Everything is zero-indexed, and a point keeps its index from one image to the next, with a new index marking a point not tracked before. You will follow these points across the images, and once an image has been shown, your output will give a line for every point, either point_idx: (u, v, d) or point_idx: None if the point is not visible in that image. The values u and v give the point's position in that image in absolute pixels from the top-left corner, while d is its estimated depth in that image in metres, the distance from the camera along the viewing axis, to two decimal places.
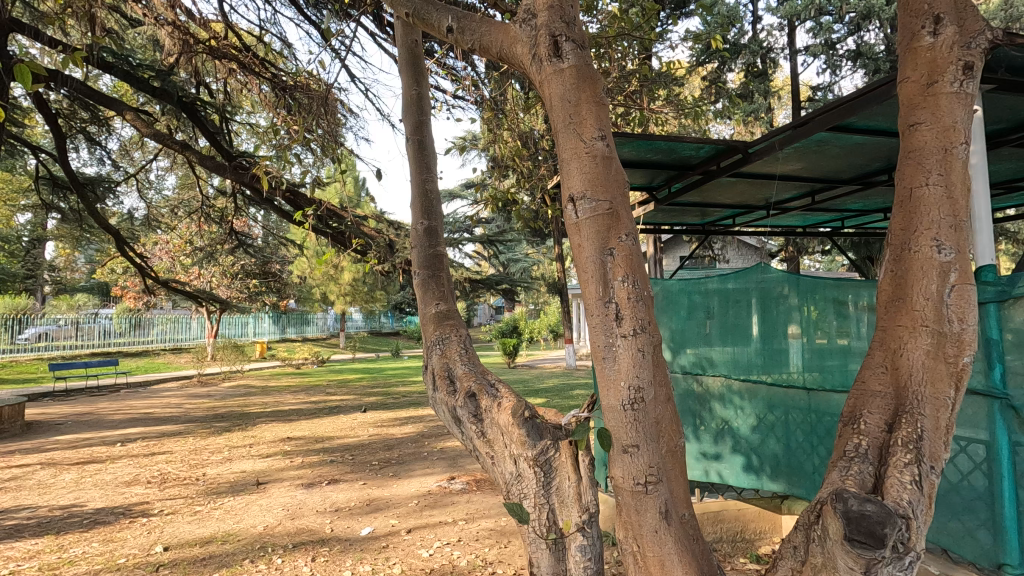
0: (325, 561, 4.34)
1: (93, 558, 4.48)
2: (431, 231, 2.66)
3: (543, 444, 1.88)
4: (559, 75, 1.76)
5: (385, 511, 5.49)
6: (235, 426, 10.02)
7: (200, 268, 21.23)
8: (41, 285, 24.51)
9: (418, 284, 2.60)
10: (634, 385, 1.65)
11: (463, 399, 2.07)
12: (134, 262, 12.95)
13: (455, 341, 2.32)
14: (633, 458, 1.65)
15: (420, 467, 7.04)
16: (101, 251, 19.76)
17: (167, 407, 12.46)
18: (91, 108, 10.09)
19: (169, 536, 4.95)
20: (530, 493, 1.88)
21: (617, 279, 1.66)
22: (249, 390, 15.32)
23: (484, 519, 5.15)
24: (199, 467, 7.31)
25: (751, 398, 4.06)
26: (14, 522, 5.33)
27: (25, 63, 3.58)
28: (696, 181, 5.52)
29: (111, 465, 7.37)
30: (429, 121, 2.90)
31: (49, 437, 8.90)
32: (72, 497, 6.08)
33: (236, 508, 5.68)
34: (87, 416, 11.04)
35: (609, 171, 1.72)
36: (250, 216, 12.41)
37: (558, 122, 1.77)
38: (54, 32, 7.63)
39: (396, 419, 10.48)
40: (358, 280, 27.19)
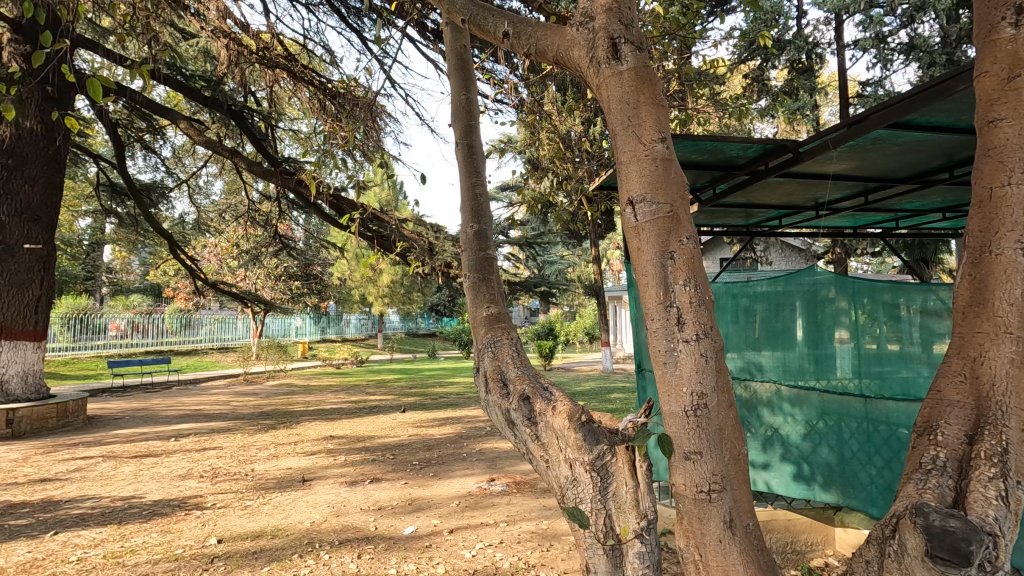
0: (371, 558, 4.42)
1: (153, 548, 4.69)
2: (482, 234, 2.69)
3: (599, 449, 1.87)
4: (618, 78, 1.75)
5: (427, 511, 5.55)
6: (280, 424, 10.33)
7: (246, 269, 21.98)
8: (100, 286, 25.84)
9: (468, 287, 2.63)
10: (697, 390, 1.62)
11: (517, 401, 2.06)
12: (186, 265, 13.53)
13: (507, 344, 2.33)
14: (696, 465, 1.62)
15: (460, 468, 7.10)
16: (155, 254, 20.70)
17: (216, 404, 12.91)
18: (147, 117, 10.60)
19: (222, 529, 5.13)
20: (587, 499, 1.86)
21: (679, 283, 1.64)
22: (292, 389, 15.78)
23: (526, 522, 5.15)
24: (248, 463, 7.56)
25: (802, 405, 3.90)
26: (80, 511, 5.63)
27: (96, 78, 3.81)
28: (742, 182, 5.40)
29: (167, 459, 7.70)
30: (478, 125, 2.93)
31: (110, 432, 9.35)
32: (131, 489, 6.38)
33: (284, 504, 5.85)
34: (143, 411, 11.56)
35: (669, 174, 1.70)
36: (294, 219, 12.78)
37: (616, 125, 1.76)
38: (114, 45, 8.03)
39: (435, 420, 10.60)
40: (397, 282, 27.66)
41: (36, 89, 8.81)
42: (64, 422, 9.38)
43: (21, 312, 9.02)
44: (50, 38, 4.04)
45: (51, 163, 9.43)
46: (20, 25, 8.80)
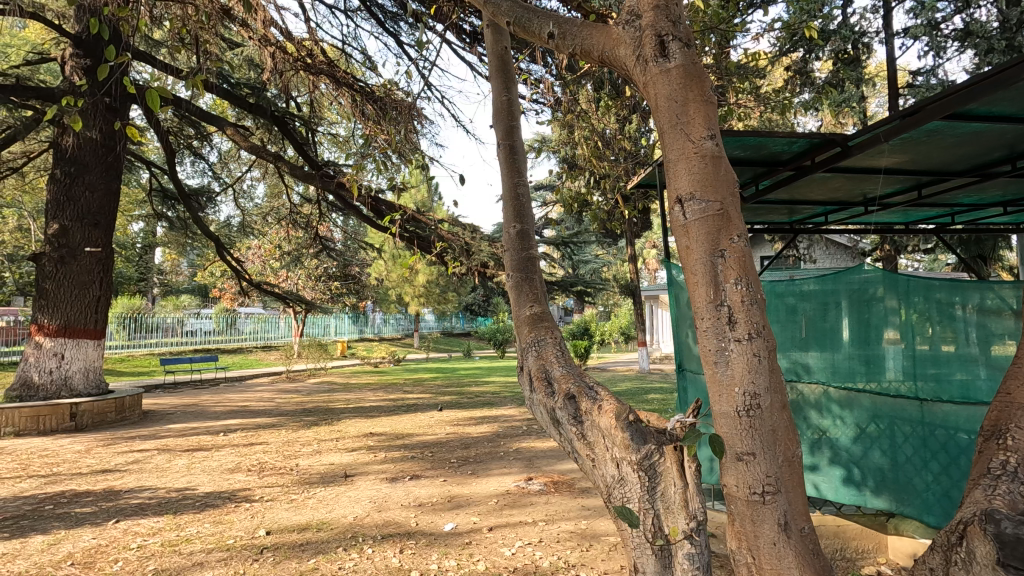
0: (413, 553, 4.50)
1: (206, 537, 4.89)
2: (524, 234, 2.70)
3: (647, 448, 1.86)
4: (666, 75, 1.74)
5: (466, 508, 5.61)
6: (322, 421, 10.61)
7: (288, 270, 22.63)
8: (152, 287, 27.08)
9: (511, 288, 2.65)
10: (750, 391, 1.60)
11: (562, 401, 2.07)
12: (232, 266, 14.02)
13: (551, 343, 2.35)
14: (749, 467, 1.60)
15: (497, 467, 7.14)
16: (202, 257, 21.53)
17: (261, 401, 13.37)
18: (195, 124, 11.03)
19: (270, 521, 5.31)
20: (635, 498, 1.86)
21: (730, 281, 1.62)
22: (332, 387, 16.16)
23: (565, 522, 5.15)
24: (293, 458, 7.80)
25: (852, 407, 3.74)
26: (139, 501, 5.92)
27: (154, 89, 4.04)
28: (787, 178, 5.25)
29: (216, 453, 8.01)
30: (519, 126, 2.95)
31: (163, 426, 9.79)
32: (185, 481, 6.67)
33: (328, 498, 6.01)
34: (193, 407, 12.05)
35: (719, 171, 1.67)
36: (333, 221, 13.10)
37: (664, 124, 1.75)
38: (166, 56, 8.40)
39: (471, 419, 10.70)
40: (432, 282, 28.04)
41: (96, 102, 9.31)
42: (121, 416, 9.87)
43: (83, 312, 9.52)
44: (113, 52, 4.26)
45: (109, 170, 9.94)
46: (82, 40, 9.30)
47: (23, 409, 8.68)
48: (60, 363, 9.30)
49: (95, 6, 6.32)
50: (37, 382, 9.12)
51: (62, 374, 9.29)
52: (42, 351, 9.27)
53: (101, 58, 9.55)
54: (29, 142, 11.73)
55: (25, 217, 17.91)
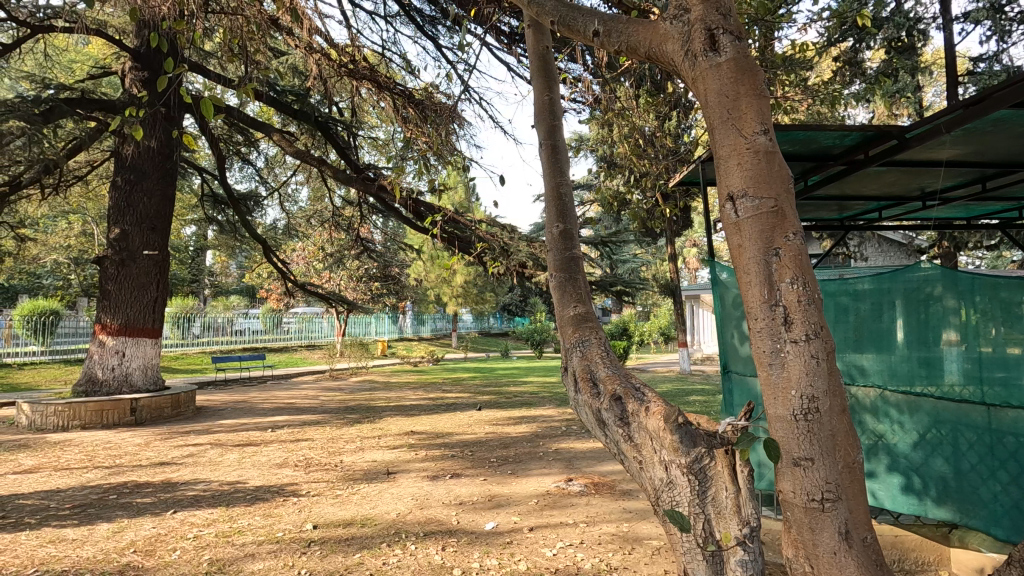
0: (455, 551, 4.54)
1: (257, 529, 5.07)
2: (567, 234, 2.70)
3: (697, 451, 1.83)
4: (716, 70, 1.70)
5: (507, 508, 5.62)
6: (365, 419, 10.83)
7: (331, 270, 23.23)
8: (203, 288, 28.27)
9: (554, 288, 2.64)
10: (807, 394, 1.54)
11: (608, 402, 2.05)
12: (279, 267, 14.49)
13: (596, 343, 2.33)
14: (807, 472, 1.55)
15: (537, 467, 7.13)
16: (250, 259, 22.35)
17: (307, 398, 13.77)
18: (244, 131, 11.47)
19: (317, 515, 5.46)
20: (684, 502, 1.82)
21: (785, 281, 1.57)
22: (373, 385, 16.50)
23: (606, 524, 5.10)
24: (337, 454, 8.00)
25: (912, 412, 3.57)
26: (194, 493, 6.19)
27: (209, 97, 4.27)
28: (838, 173, 5.06)
29: (265, 448, 8.30)
30: (562, 125, 2.94)
31: (215, 421, 10.19)
32: (236, 474, 6.94)
33: (372, 495, 6.14)
34: (243, 403, 12.51)
35: (773, 167, 1.62)
36: (374, 223, 13.39)
37: (714, 120, 1.71)
38: (216, 66, 8.74)
39: (510, 419, 10.73)
40: (470, 282, 28.34)
41: (154, 112, 9.79)
42: (177, 412, 10.34)
43: (142, 312, 10.02)
44: (171, 64, 4.46)
45: (165, 177, 10.43)
46: (141, 54, 9.82)
47: (88, 404, 9.20)
48: (121, 360, 9.82)
49: (154, 21, 6.65)
50: (100, 378, 9.66)
51: (123, 370, 9.80)
52: (105, 349, 9.80)
53: (158, 71, 10.03)
54: (93, 151, 12.44)
55: (88, 222, 18.97)
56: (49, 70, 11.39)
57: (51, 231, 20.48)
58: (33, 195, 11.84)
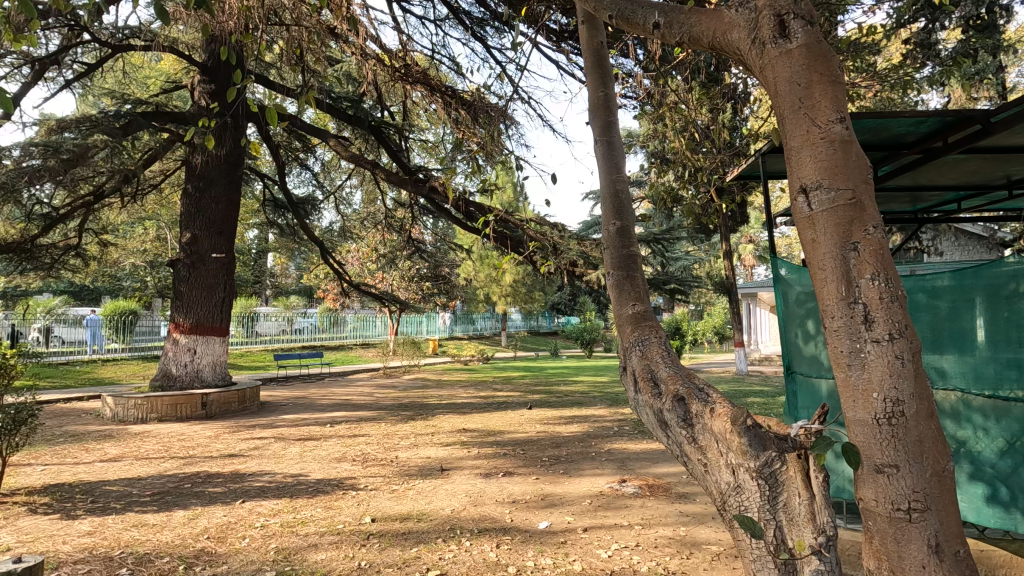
0: (509, 549, 4.56)
1: (319, 521, 5.26)
2: (624, 231, 2.66)
3: (767, 455, 1.76)
4: (786, 57, 1.62)
5: (560, 508, 5.60)
6: (418, 416, 11.05)
7: (384, 271, 23.85)
8: (265, 289, 29.63)
9: (612, 287, 2.60)
10: (891, 397, 1.46)
11: (670, 402, 2.00)
12: (335, 268, 15.01)
13: (655, 342, 2.28)
14: (891, 480, 1.46)
15: (590, 468, 7.06)
16: (309, 261, 23.23)
17: (362, 395, 14.19)
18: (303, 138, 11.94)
19: (374, 509, 5.61)
20: (753, 507, 1.75)
21: (865, 277, 1.48)
22: (425, 384, 16.81)
23: (662, 527, 5.00)
24: (393, 450, 8.20)
25: (999, 418, 3.29)
26: (261, 484, 6.50)
27: (272, 105, 4.48)
28: (913, 162, 4.76)
29: (325, 443, 8.61)
30: (617, 121, 2.89)
31: (277, 416, 10.64)
32: (299, 467, 7.24)
33: (426, 490, 6.26)
34: (303, 399, 13.03)
35: (850, 157, 1.54)
36: (425, 223, 13.63)
37: (785, 109, 1.64)
38: (276, 75, 9.12)
39: (561, 418, 10.69)
40: (519, 281, 28.49)
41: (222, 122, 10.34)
42: (244, 406, 10.87)
43: (211, 312, 10.60)
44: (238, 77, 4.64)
45: (231, 184, 10.98)
46: (209, 68, 10.41)
47: (164, 397, 9.81)
48: (193, 357, 10.43)
49: (222, 36, 7.01)
50: (175, 373, 10.30)
51: (194, 367, 10.41)
52: (178, 347, 10.42)
53: (224, 82, 10.57)
54: (166, 162, 13.26)
55: (163, 228, 20.23)
56: (127, 87, 12.22)
57: (130, 237, 21.99)
58: (114, 204, 12.75)
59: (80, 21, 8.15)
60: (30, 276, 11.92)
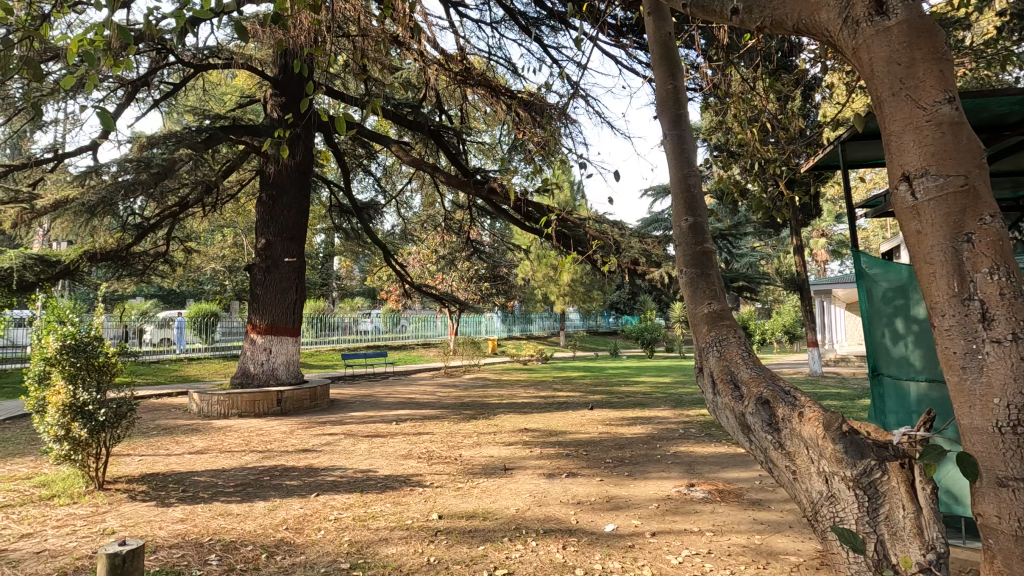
0: (576, 550, 4.53)
1: (389, 516, 5.42)
2: (697, 227, 2.57)
3: (865, 464, 1.65)
4: (884, 36, 1.51)
5: (626, 510, 5.49)
6: (479, 415, 11.18)
7: (443, 272, 24.33)
8: (332, 291, 30.90)
9: (685, 285, 2.52)
10: (1016, 403, 1.32)
11: (753, 405, 1.91)
12: (398, 270, 15.45)
13: (734, 343, 2.19)
14: (1017, 495, 1.34)
15: (655, 470, 6.89)
16: (372, 263, 24.03)
17: (425, 393, 14.51)
18: (366, 145, 12.36)
19: (441, 506, 5.71)
20: (850, 519, 1.65)
21: (981, 270, 1.36)
22: (486, 383, 16.98)
23: (735, 535, 4.80)
24: (457, 448, 8.33)
25: None
26: (333, 478, 6.76)
27: (341, 114, 4.65)
28: (1017, 145, 4.34)
29: (391, 440, 8.87)
30: (687, 113, 2.78)
31: (346, 413, 11.07)
32: (368, 463, 7.49)
33: (491, 489, 6.32)
34: (370, 397, 13.48)
35: (960, 141, 1.41)
36: (483, 224, 13.80)
37: (883, 92, 1.52)
38: (340, 86, 9.49)
39: (624, 419, 10.50)
40: (577, 280, 28.32)
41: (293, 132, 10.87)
42: (315, 403, 11.38)
43: (284, 314, 11.15)
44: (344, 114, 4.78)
45: (301, 191, 11.53)
46: (279, 82, 10.97)
47: (243, 394, 10.41)
48: (268, 356, 11.00)
49: (293, 51, 7.37)
50: (253, 371, 10.91)
51: (270, 365, 10.99)
52: (255, 347, 11.02)
53: (294, 95, 11.12)
54: (243, 172, 14.07)
55: (240, 235, 21.52)
56: (206, 103, 13.09)
57: (211, 244, 23.53)
58: (197, 213, 13.65)
59: (166, 45, 8.78)
60: (125, 282, 12.96)
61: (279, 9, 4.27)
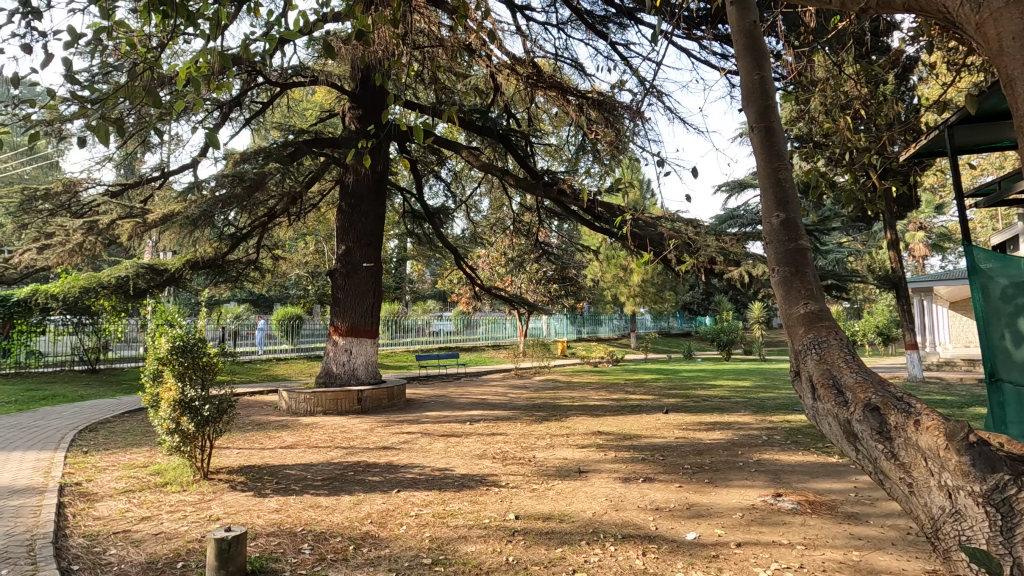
0: (657, 558, 4.42)
1: (467, 514, 5.52)
2: (790, 223, 2.44)
3: (998, 479, 1.49)
4: (1014, 9, 1.43)
5: (708, 519, 5.29)
6: (552, 417, 11.16)
7: (513, 274, 24.51)
8: (406, 294, 31.96)
9: (777, 285, 2.40)
10: None
11: (862, 412, 1.79)
12: (469, 272, 15.75)
13: (836, 346, 2.07)
14: None
15: (739, 478, 6.59)
16: (444, 267, 24.63)
17: (497, 395, 14.69)
18: (438, 152, 12.72)
19: (518, 506, 5.76)
20: (981, 538, 1.48)
21: None
22: (557, 385, 16.95)
23: (830, 550, 4.51)
24: (530, 449, 8.37)
25: None
26: (413, 475, 6.99)
27: (419, 125, 4.82)
28: None
29: (466, 439, 9.04)
30: (777, 104, 2.65)
31: (422, 413, 11.41)
32: (445, 462, 7.68)
33: (566, 491, 6.29)
34: (444, 398, 13.82)
35: None
36: (552, 226, 13.81)
37: (1016, 70, 1.43)
38: (413, 95, 9.82)
39: (702, 423, 10.14)
40: (648, 280, 27.67)
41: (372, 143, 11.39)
42: (392, 402, 11.82)
43: (363, 316, 11.66)
44: (422, 128, 4.95)
45: (378, 199, 12.03)
46: (358, 95, 11.51)
47: (327, 393, 10.97)
48: (349, 357, 11.52)
49: (369, 64, 7.71)
50: (335, 371, 11.48)
51: (351, 366, 11.51)
52: (337, 347, 11.57)
53: (371, 107, 11.64)
54: (324, 182, 14.84)
55: (321, 242, 22.75)
56: (291, 119, 13.97)
57: (295, 251, 25.02)
58: (284, 222, 14.55)
59: (256, 67, 9.44)
60: (222, 288, 14.04)
61: (361, 27, 4.46)
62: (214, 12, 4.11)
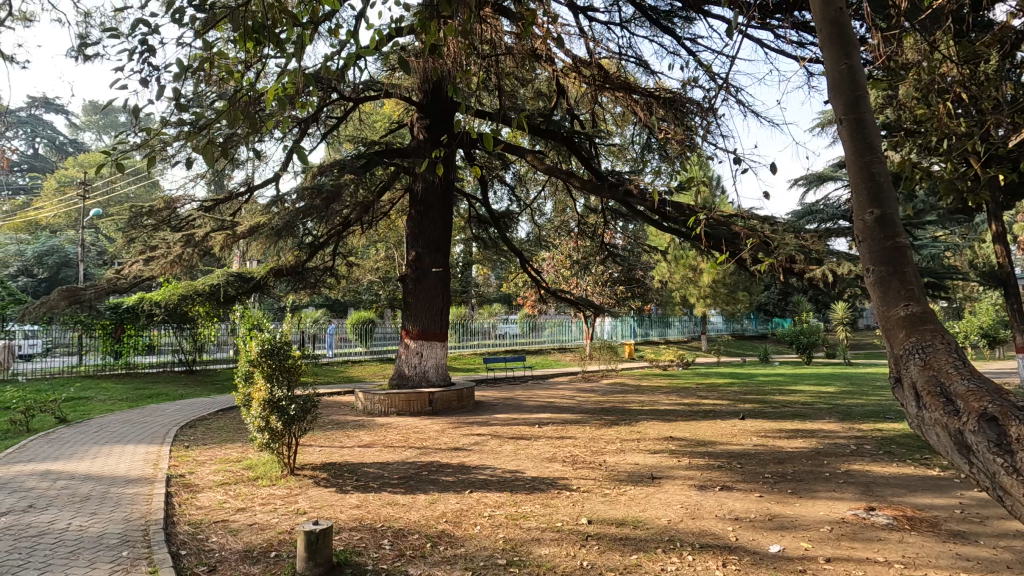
0: (738, 570, 4.25)
1: (540, 517, 5.55)
2: (885, 220, 2.29)
3: None
4: None
5: (793, 531, 5.03)
6: (621, 421, 10.99)
7: (578, 276, 24.33)
8: (472, 298, 32.45)
9: (873, 286, 2.27)
10: None
11: (976, 422, 1.69)
12: (534, 276, 15.83)
13: (943, 351, 1.94)
14: None
15: (826, 490, 6.22)
16: (509, 270, 24.81)
17: (564, 398, 14.64)
18: (503, 158, 12.89)
19: (590, 511, 5.71)
20: None
21: None
22: (625, 389, 16.65)
23: (933, 571, 4.16)
24: (600, 454, 8.28)
25: None
26: (485, 476, 7.12)
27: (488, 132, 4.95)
28: None
29: (535, 442, 9.08)
30: (868, 94, 2.49)
31: (491, 415, 11.58)
32: (515, 464, 7.76)
33: (639, 497, 6.18)
34: (512, 400, 13.93)
35: None
36: (617, 227, 13.63)
37: None
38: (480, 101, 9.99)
39: (783, 431, 9.63)
40: (719, 281, 26.62)
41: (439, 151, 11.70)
42: (461, 404, 12.07)
43: (433, 320, 11.97)
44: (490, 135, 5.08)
45: (446, 206, 12.35)
46: (425, 105, 11.87)
47: (400, 394, 11.36)
48: (420, 360, 11.87)
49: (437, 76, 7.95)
50: (407, 373, 11.86)
51: (422, 368, 11.86)
52: (409, 350, 11.94)
53: (438, 116, 11.97)
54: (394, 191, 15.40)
55: (391, 249, 23.53)
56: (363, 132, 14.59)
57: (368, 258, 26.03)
58: (357, 231, 15.23)
59: (331, 84, 9.96)
60: (302, 294, 14.87)
61: (434, 40, 4.62)
62: (298, 35, 4.39)
